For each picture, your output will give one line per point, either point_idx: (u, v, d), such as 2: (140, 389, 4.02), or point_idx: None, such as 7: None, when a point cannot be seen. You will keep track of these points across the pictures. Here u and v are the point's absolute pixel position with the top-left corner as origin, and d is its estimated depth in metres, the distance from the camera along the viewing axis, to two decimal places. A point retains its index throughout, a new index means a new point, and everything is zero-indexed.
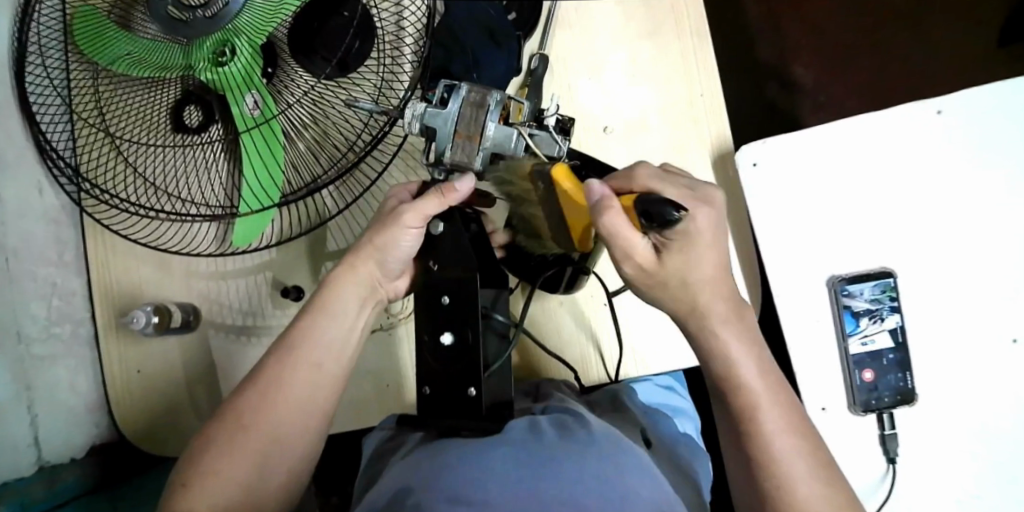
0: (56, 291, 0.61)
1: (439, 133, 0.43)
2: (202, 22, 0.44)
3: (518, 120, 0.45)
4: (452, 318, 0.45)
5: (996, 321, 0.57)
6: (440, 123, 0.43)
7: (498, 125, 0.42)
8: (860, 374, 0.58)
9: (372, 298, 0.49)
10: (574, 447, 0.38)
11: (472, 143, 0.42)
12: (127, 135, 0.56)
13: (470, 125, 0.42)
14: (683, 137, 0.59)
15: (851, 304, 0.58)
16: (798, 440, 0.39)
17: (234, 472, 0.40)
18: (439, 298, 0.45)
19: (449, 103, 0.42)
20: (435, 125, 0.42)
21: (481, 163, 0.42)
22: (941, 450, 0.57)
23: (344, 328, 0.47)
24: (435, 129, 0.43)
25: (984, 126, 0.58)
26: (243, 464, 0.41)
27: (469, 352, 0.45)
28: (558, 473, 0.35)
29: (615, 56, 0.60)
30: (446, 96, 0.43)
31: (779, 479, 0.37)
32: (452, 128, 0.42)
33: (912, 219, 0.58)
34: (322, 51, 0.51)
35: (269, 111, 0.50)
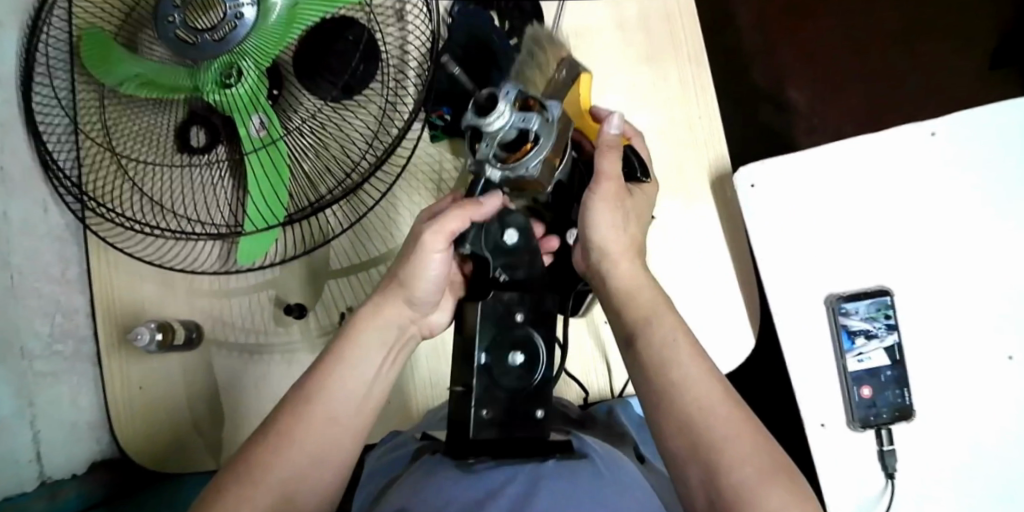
0: (60, 308, 0.61)
1: (536, 145, 0.38)
2: (209, 46, 0.45)
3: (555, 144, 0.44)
4: (523, 336, 0.44)
5: (991, 338, 0.57)
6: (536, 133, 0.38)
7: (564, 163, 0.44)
8: (858, 390, 0.58)
9: (398, 343, 0.46)
10: (567, 472, 0.37)
11: (553, 164, 0.42)
12: (132, 155, 0.57)
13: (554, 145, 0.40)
14: (680, 159, 0.60)
15: (848, 322, 0.59)
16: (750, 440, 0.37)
17: None
18: (512, 314, 0.44)
19: (552, 115, 0.39)
20: (538, 136, 0.37)
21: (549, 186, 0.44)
22: (940, 466, 0.57)
23: None
24: (533, 139, 0.38)
25: (975, 147, 0.60)
26: None
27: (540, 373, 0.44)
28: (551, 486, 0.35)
29: (615, 80, 0.61)
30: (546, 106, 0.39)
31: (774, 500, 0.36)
32: (550, 141, 0.39)
33: (905, 238, 0.59)
34: (328, 75, 0.52)
35: (275, 132, 0.51)
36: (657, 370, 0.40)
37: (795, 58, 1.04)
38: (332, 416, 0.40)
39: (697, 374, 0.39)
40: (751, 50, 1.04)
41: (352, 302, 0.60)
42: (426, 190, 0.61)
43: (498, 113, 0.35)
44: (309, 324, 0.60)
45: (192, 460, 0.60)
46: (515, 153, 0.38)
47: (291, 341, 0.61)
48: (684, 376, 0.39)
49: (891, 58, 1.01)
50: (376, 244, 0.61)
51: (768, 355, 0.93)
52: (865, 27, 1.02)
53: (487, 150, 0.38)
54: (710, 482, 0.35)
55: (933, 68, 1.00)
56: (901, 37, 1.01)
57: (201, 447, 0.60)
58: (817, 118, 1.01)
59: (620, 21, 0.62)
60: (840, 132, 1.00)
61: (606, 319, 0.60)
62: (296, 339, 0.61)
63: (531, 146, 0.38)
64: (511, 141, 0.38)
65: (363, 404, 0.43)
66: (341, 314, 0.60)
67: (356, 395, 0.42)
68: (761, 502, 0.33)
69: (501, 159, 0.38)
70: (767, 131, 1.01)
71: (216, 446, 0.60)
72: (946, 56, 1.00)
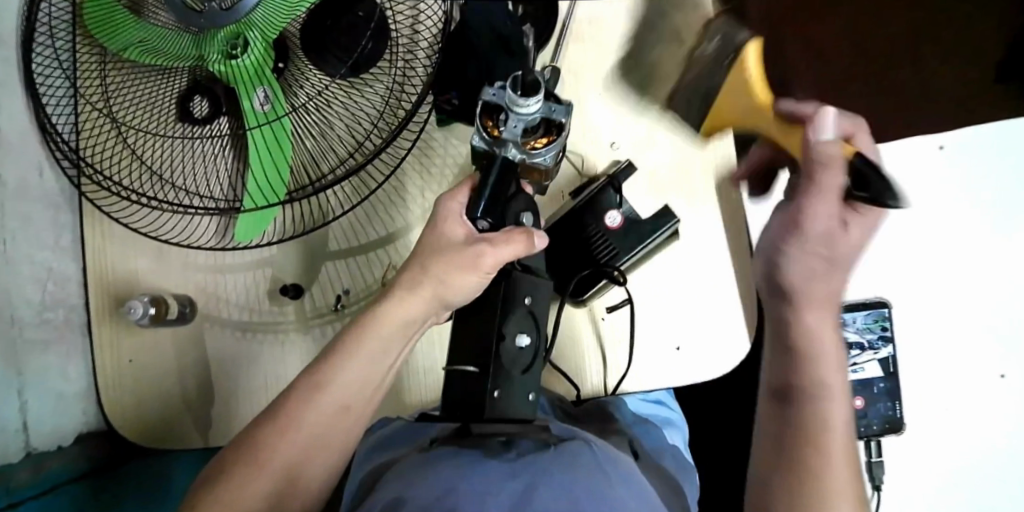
0: (51, 275, 0.60)
1: (557, 136, 0.43)
2: (218, 15, 0.45)
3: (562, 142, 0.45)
4: (529, 320, 0.48)
5: (986, 353, 0.58)
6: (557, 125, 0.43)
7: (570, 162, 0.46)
8: (849, 401, 0.58)
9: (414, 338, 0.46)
10: (567, 462, 0.37)
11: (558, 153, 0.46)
12: (133, 122, 0.56)
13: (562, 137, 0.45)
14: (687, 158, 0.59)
15: (843, 333, 0.59)
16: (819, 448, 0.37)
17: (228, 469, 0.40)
18: (524, 298, 0.47)
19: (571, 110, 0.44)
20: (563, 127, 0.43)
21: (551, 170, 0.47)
22: (928, 478, 0.58)
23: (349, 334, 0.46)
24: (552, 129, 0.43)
25: (985, 162, 0.60)
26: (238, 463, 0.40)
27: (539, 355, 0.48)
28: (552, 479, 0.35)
29: (626, 74, 0.60)
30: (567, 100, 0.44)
31: None
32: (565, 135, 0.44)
33: (908, 251, 0.59)
34: (336, 51, 0.51)
35: (279, 107, 0.50)
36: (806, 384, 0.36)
37: (804, 59, 1.03)
38: (339, 403, 0.42)
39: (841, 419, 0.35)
40: (762, 49, 1.03)
41: (349, 286, 0.60)
42: (430, 175, 0.60)
43: (540, 96, 0.40)
44: (304, 304, 0.60)
45: (180, 435, 0.60)
46: (533, 142, 0.43)
47: (286, 321, 0.60)
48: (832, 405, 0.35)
49: (900, 64, 1.01)
50: (376, 229, 0.60)
51: None
52: (877, 32, 1.02)
53: (512, 131, 0.42)
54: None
55: (943, 77, 1.00)
56: (913, 44, 1.01)
57: (190, 422, 0.60)
58: None
59: (636, 15, 0.61)
60: None
61: (604, 315, 0.59)
62: (291, 320, 0.60)
63: (553, 137, 0.43)
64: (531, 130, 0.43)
65: (362, 388, 0.43)
66: (336, 297, 0.59)
67: (353, 382, 0.43)
68: None
69: (520, 143, 0.43)
70: None
71: (205, 422, 0.60)
72: (958, 65, 1.00)
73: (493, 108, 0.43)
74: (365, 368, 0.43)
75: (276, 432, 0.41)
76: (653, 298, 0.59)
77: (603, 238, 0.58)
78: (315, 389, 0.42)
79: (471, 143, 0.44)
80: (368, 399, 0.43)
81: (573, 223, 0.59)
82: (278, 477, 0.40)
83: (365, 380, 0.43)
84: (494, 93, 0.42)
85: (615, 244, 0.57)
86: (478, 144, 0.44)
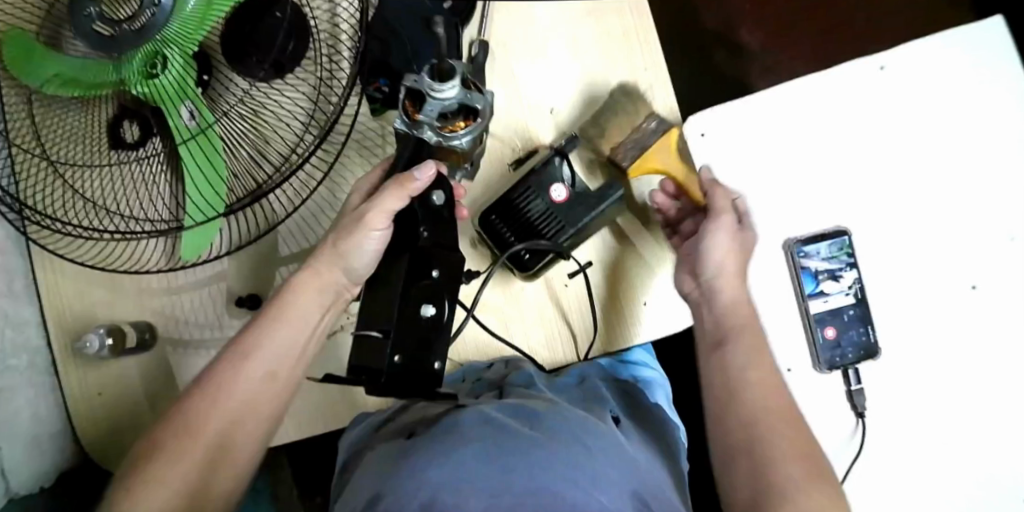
0: (9, 322, 0.58)
1: (476, 121, 0.43)
2: (129, 36, 0.43)
3: (456, 127, 0.43)
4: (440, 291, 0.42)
5: (956, 268, 0.57)
6: (476, 114, 0.43)
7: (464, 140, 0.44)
8: (822, 332, 0.58)
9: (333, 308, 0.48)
10: (543, 434, 0.39)
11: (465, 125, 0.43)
12: (62, 156, 0.54)
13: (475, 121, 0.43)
14: (631, 108, 0.58)
15: (808, 264, 0.58)
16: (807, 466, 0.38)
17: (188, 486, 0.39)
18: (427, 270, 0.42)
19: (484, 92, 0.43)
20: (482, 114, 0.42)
21: (463, 141, 0.44)
22: (915, 398, 0.57)
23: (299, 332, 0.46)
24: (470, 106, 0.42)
25: (930, 76, 0.58)
26: None
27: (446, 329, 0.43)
28: (529, 462, 0.36)
29: (558, 35, 0.60)
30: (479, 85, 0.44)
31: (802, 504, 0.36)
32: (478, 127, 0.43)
33: (866, 174, 0.58)
34: (256, 54, 0.51)
35: (206, 120, 0.48)
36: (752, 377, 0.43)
37: None
38: (266, 368, 0.44)
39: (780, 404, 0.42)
40: None
41: None
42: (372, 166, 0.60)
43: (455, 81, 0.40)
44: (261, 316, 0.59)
45: None
46: (451, 126, 0.43)
47: None
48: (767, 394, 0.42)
49: None
50: (321, 224, 0.59)
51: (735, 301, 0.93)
52: None
53: (431, 115, 0.42)
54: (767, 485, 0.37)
55: None
56: None
57: None
58: (771, 57, 1.00)
59: None
60: (798, 71, 0.99)
61: (566, 282, 0.59)
62: None
63: (472, 121, 0.43)
64: (450, 114, 0.42)
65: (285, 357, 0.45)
66: None
67: (271, 351, 0.45)
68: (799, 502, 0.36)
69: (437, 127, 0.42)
70: (723, 75, 1.00)
71: None
72: None
73: (415, 91, 0.41)
74: (283, 338, 0.45)
75: (227, 434, 0.41)
76: (608, 256, 0.59)
77: (549, 215, 0.55)
78: (239, 359, 0.44)
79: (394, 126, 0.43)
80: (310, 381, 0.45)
81: (507, 202, 0.56)
82: (207, 447, 0.41)
83: (285, 354, 0.45)
84: (414, 79, 0.41)
85: (561, 218, 0.55)
86: (398, 124, 0.43)
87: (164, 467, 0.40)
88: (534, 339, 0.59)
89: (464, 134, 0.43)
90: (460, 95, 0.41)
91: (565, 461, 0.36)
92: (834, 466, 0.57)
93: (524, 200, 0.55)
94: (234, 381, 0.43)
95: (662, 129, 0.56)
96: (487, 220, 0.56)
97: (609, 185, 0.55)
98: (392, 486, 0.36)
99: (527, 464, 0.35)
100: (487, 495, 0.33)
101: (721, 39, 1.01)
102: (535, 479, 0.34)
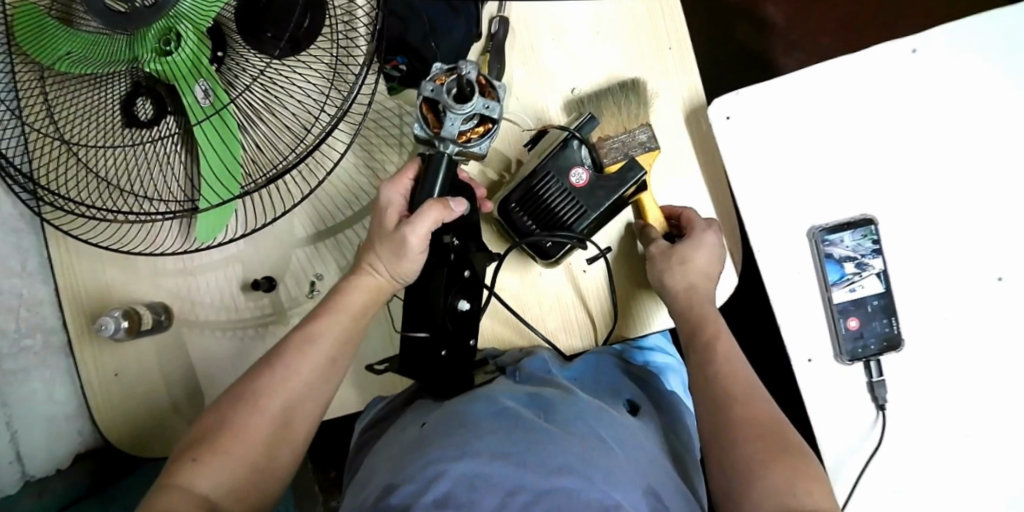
0: (24, 302, 0.58)
1: (493, 127, 0.43)
2: (143, 12, 0.42)
3: (474, 134, 0.43)
4: (470, 287, 0.48)
5: (985, 260, 0.56)
6: (493, 121, 0.42)
7: (482, 146, 0.44)
8: (845, 323, 0.57)
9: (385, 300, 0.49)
10: (559, 427, 0.39)
11: (481, 131, 0.43)
12: (77, 134, 0.54)
13: (491, 129, 0.43)
14: (636, 107, 0.57)
15: (833, 252, 0.57)
16: (779, 450, 0.40)
17: (226, 473, 0.39)
18: (462, 271, 0.47)
19: (498, 95, 0.42)
20: (498, 122, 0.42)
21: (481, 148, 0.44)
22: (936, 391, 0.56)
23: (342, 316, 0.46)
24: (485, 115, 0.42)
25: (964, 61, 0.56)
26: (233, 466, 0.39)
27: (474, 316, 0.49)
28: (545, 458, 0.35)
29: (579, 12, 0.58)
30: (494, 87, 0.42)
31: (762, 485, 0.38)
32: (495, 134, 0.43)
33: (896, 161, 0.57)
34: (271, 30, 0.49)
35: (220, 100, 0.47)
36: (725, 374, 0.46)
37: None
38: (329, 352, 0.45)
39: (749, 396, 0.44)
40: None
41: (321, 271, 0.59)
42: (388, 147, 0.59)
43: (474, 100, 0.40)
44: (279, 296, 0.59)
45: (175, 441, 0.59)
46: (469, 133, 0.43)
47: (263, 314, 0.59)
48: (743, 386, 0.45)
49: None
50: (342, 210, 0.59)
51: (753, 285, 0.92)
52: None
53: (450, 128, 0.41)
54: (730, 471, 0.40)
55: None
56: None
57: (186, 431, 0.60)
58: (795, 33, 0.98)
59: None
60: (824, 48, 0.97)
61: (584, 268, 0.58)
62: (269, 312, 0.59)
63: (489, 127, 0.43)
64: (467, 122, 0.42)
65: (344, 345, 0.46)
66: (311, 284, 0.59)
67: (337, 337, 0.46)
68: (758, 483, 0.39)
69: (457, 138, 0.42)
70: (744, 52, 0.98)
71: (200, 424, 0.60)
72: None
73: (433, 101, 0.41)
74: (340, 326, 0.46)
75: (252, 417, 0.41)
76: (621, 243, 0.58)
77: (569, 198, 0.54)
78: (306, 341, 0.45)
79: (414, 132, 0.44)
80: (332, 369, 0.45)
81: (527, 188, 0.54)
82: (274, 425, 0.42)
83: (346, 340, 0.46)
84: (432, 89, 0.40)
85: (581, 203, 0.54)
86: (419, 131, 0.43)
87: (233, 438, 0.40)
88: (551, 327, 0.59)
89: (482, 141, 0.43)
90: (477, 108, 0.40)
91: (583, 457, 0.36)
92: (850, 457, 0.57)
93: (540, 184, 0.54)
94: (302, 365, 0.44)
95: (652, 144, 0.55)
96: (505, 209, 0.55)
97: (631, 165, 0.54)
98: (408, 475, 0.35)
99: (542, 461, 0.35)
100: (501, 495, 0.33)
101: (744, 14, 0.98)
102: (551, 476, 0.34)
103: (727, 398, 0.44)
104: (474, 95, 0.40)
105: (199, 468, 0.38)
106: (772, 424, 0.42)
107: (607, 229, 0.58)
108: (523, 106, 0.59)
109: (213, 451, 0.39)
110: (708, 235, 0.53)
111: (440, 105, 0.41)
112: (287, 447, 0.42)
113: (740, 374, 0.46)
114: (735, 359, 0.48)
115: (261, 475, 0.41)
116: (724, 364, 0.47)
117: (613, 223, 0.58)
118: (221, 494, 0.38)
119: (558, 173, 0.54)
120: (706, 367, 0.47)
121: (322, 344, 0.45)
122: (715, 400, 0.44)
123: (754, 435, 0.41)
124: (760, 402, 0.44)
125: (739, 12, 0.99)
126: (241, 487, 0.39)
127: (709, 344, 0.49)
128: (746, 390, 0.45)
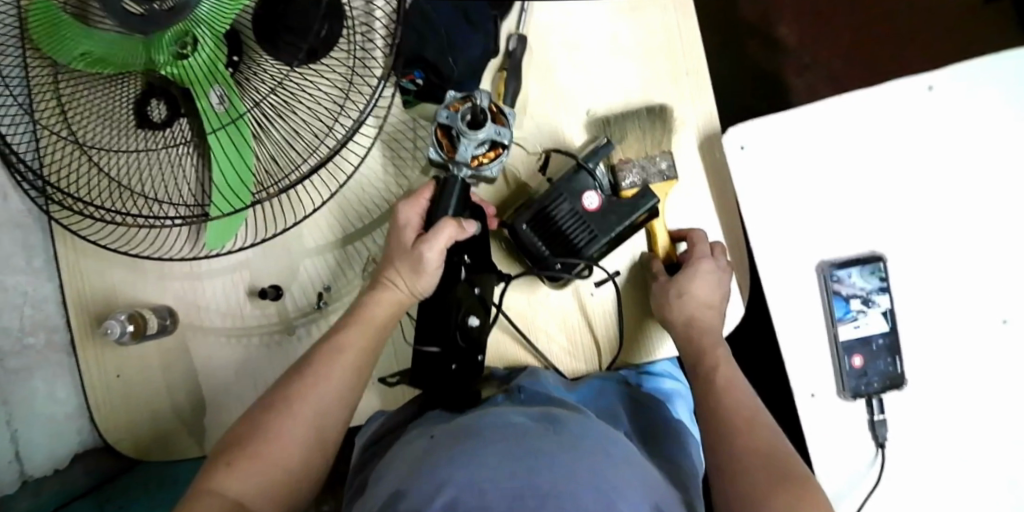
0: (28, 300, 0.58)
1: (503, 152, 0.45)
2: (160, 15, 0.40)
3: (486, 159, 0.45)
4: (482, 304, 0.48)
5: (990, 301, 0.56)
6: (503, 146, 0.45)
7: (493, 170, 0.46)
8: (849, 360, 0.57)
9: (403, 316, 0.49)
10: (566, 441, 0.39)
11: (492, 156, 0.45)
12: (88, 135, 0.53)
13: (501, 154, 0.45)
14: (659, 134, 0.56)
15: (841, 289, 0.57)
16: (786, 477, 0.40)
17: (246, 481, 0.38)
18: (473, 287, 0.48)
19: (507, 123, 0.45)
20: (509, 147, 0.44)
21: (492, 171, 0.46)
22: (937, 429, 0.56)
23: (361, 328, 0.46)
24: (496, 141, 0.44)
25: (981, 100, 0.56)
26: (254, 475, 0.39)
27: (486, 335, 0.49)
28: (553, 467, 0.35)
29: (596, 33, 0.58)
30: (502, 115, 0.45)
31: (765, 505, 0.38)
32: (505, 158, 0.45)
33: (907, 198, 0.57)
34: (289, 36, 0.49)
35: (235, 106, 0.47)
36: (730, 399, 0.47)
37: None
38: (354, 362, 0.45)
39: (753, 422, 0.45)
40: None
41: (329, 283, 0.59)
42: (401, 160, 0.58)
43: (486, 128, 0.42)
44: (285, 305, 0.59)
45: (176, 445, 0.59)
46: (481, 158, 0.45)
47: (268, 323, 0.59)
48: (749, 413, 0.45)
49: None
50: (353, 221, 0.58)
51: (754, 305, 0.92)
52: None
53: (464, 151, 0.43)
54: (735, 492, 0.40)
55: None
56: None
57: (186, 435, 0.60)
58: (807, 55, 0.98)
59: None
60: (835, 71, 0.97)
61: (592, 291, 0.58)
62: (274, 321, 0.59)
63: (499, 152, 0.45)
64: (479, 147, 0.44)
65: (367, 351, 0.46)
66: (318, 295, 0.59)
67: (361, 348, 0.46)
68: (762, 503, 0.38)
69: (470, 162, 0.44)
70: (756, 71, 0.98)
71: (200, 429, 0.60)
72: None
73: (447, 126, 0.44)
74: (365, 336, 0.46)
75: (268, 428, 0.41)
76: (631, 269, 0.58)
77: (580, 221, 0.54)
78: (333, 352, 0.45)
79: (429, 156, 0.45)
80: (348, 387, 0.45)
81: (541, 211, 0.54)
82: (304, 437, 0.41)
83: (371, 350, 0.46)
84: (447, 116, 0.43)
85: (593, 227, 0.54)
86: (433, 155, 0.45)
87: (267, 446, 0.40)
88: (557, 350, 0.59)
89: (494, 164, 0.45)
90: (489, 134, 0.43)
91: (591, 469, 0.36)
92: (849, 491, 0.57)
93: (553, 208, 0.54)
94: (323, 377, 0.43)
95: (671, 172, 0.55)
96: (516, 229, 0.55)
97: (643, 192, 0.54)
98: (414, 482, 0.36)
99: (551, 469, 0.35)
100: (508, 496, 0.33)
101: (756, 33, 0.98)
102: (558, 481, 0.34)
103: (732, 422, 0.45)
104: (487, 120, 0.43)
105: (232, 473, 0.38)
106: (777, 450, 0.43)
107: (620, 254, 0.58)
108: (540, 122, 0.58)
109: (246, 455, 0.39)
110: (705, 264, 0.53)
111: (454, 130, 0.43)
112: (319, 458, 0.42)
113: (745, 402, 0.47)
114: (739, 386, 0.48)
115: (285, 485, 0.40)
116: (729, 390, 0.47)
117: (626, 249, 0.58)
118: (251, 495, 0.38)
119: (569, 197, 0.54)
120: (711, 396, 0.48)
121: (350, 352, 0.45)
122: (720, 424, 0.45)
123: (759, 460, 0.41)
124: (764, 429, 0.44)
125: (752, 32, 0.98)
126: (270, 489, 0.39)
127: (712, 371, 0.49)
128: (750, 415, 0.45)
